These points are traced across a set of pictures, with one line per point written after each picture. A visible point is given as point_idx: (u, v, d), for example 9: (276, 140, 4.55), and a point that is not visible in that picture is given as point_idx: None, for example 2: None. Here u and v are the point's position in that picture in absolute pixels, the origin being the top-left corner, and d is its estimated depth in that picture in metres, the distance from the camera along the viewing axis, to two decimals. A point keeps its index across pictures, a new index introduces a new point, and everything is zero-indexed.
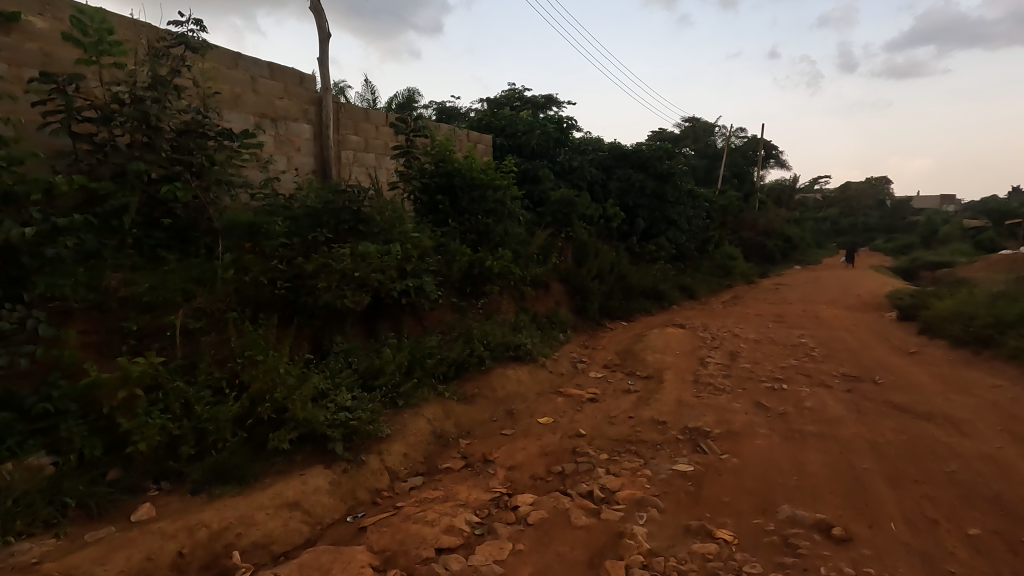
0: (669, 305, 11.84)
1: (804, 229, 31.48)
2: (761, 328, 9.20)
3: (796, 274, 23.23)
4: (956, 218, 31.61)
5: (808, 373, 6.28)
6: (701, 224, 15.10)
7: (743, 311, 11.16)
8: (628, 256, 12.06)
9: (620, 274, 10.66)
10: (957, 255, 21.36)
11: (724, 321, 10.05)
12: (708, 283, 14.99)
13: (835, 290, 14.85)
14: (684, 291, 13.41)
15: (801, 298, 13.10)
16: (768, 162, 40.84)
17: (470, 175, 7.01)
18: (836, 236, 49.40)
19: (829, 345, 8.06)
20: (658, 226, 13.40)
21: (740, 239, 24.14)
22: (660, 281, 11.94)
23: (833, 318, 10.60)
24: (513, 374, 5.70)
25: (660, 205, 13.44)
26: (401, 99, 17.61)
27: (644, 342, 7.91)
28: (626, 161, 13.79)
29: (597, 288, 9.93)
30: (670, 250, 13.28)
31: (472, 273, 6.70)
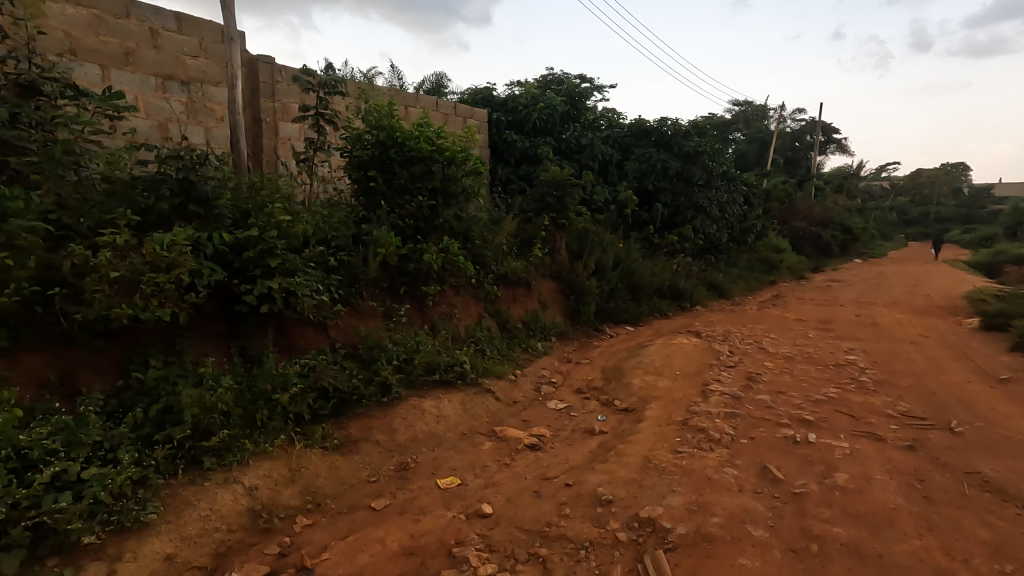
0: (691, 307, 10.11)
1: (867, 219, 28.39)
2: (799, 339, 7.38)
3: (856, 269, 20.62)
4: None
5: (851, 411, 4.54)
6: (738, 211, 13.12)
7: (780, 315, 9.30)
8: (644, 249, 10.38)
9: (629, 270, 9.05)
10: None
11: (754, 328, 8.28)
12: (745, 280, 13.03)
13: (902, 289, 12.57)
14: (714, 290, 11.57)
15: (857, 300, 11.00)
16: (828, 146, 37.42)
17: (410, 146, 5.58)
18: (906, 227, 45.05)
19: (886, 365, 6.20)
20: (683, 214, 11.60)
21: (791, 230, 21.71)
22: (681, 277, 10.20)
23: (896, 325, 8.59)
24: (432, 406, 4.27)
25: (686, 189, 11.62)
26: (429, 84, 16.21)
27: (640, 356, 6.30)
28: (648, 139, 12.05)
29: (596, 286, 8.36)
30: (697, 241, 11.47)
31: (406, 270, 5.34)
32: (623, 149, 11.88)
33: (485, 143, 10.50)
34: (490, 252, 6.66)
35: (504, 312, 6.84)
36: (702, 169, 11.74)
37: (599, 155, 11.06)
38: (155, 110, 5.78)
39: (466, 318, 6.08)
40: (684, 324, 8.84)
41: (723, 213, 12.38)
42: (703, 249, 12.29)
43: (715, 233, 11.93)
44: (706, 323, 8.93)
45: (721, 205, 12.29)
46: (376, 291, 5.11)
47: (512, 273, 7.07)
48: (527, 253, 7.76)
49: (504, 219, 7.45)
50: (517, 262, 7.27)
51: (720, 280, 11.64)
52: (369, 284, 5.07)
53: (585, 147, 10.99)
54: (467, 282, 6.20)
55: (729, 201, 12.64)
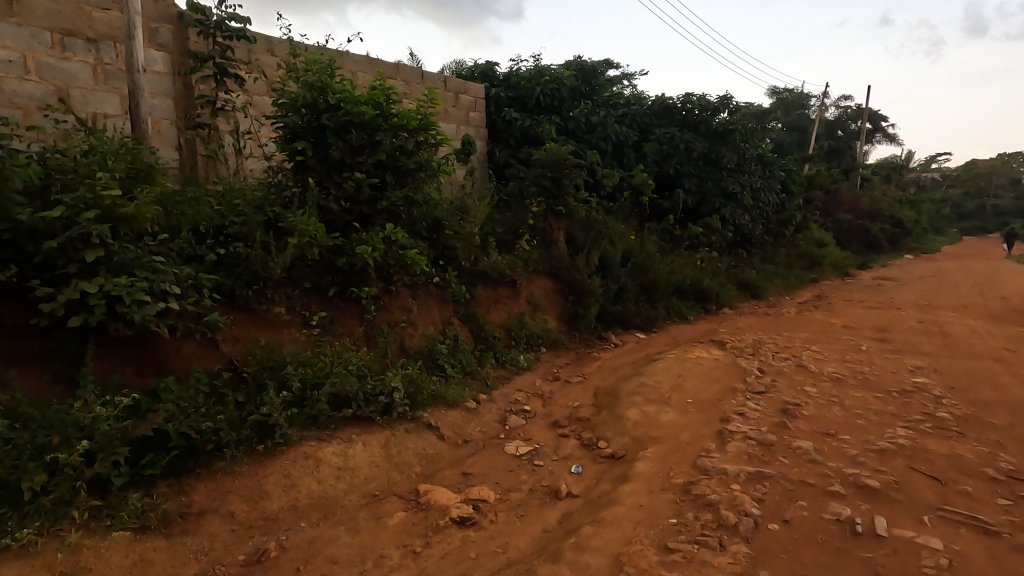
0: (718, 310, 8.72)
1: (920, 212, 26.09)
2: (849, 353, 5.97)
3: (909, 266, 18.63)
4: None
5: (932, 470, 3.21)
6: (775, 200, 11.57)
7: (825, 320, 7.85)
8: (662, 242, 9.02)
9: (642, 266, 7.72)
10: None
11: (791, 336, 6.88)
12: (782, 279, 11.49)
13: (970, 290, 10.83)
14: (745, 290, 10.11)
15: (916, 302, 9.42)
16: (875, 135, 34.86)
17: (347, 110, 4.46)
18: (961, 221, 41.83)
19: (969, 393, 4.78)
20: (710, 201, 10.17)
21: (834, 223, 19.88)
22: (707, 275, 8.80)
23: (971, 335, 7.06)
24: (334, 454, 3.13)
25: (713, 173, 10.21)
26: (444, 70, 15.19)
27: (644, 375, 5.02)
28: (670, 116, 10.62)
29: (600, 285, 7.09)
30: (726, 233, 10.03)
31: (337, 267, 4.20)
32: (642, 128, 10.49)
33: (482, 122, 9.29)
34: (459, 245, 5.50)
35: (480, 318, 5.65)
36: (732, 150, 10.28)
37: (614, 134, 9.71)
38: (49, 71, 4.59)
39: (424, 325, 4.92)
40: (707, 330, 7.48)
41: (758, 201, 10.88)
42: (733, 242, 10.82)
43: (747, 224, 10.45)
44: (735, 329, 7.55)
45: (756, 191, 10.78)
46: (294, 291, 4.00)
47: (492, 269, 5.88)
48: (516, 245, 6.54)
49: (476, 210, 6.34)
50: (500, 256, 6.07)
51: (753, 278, 10.17)
52: (283, 282, 3.96)
53: (596, 124, 9.66)
54: (426, 280, 5.04)
55: (765, 189, 11.12)
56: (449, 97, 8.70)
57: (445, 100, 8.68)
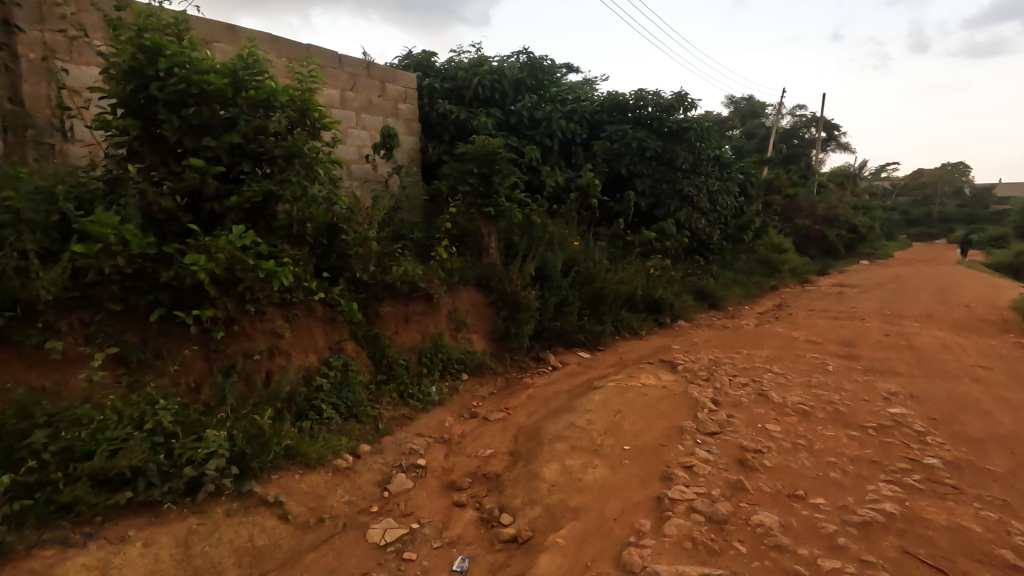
0: (673, 322, 7.99)
1: (874, 218, 26.35)
2: (816, 376, 5.26)
3: (866, 272, 18.48)
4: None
5: (930, 556, 2.43)
6: (733, 203, 10.97)
7: (787, 333, 7.20)
8: (612, 249, 8.24)
9: (588, 274, 6.90)
10: None
11: (751, 354, 6.16)
12: (741, 287, 10.89)
13: (932, 298, 10.43)
14: (702, 299, 9.44)
15: (880, 312, 8.88)
16: (830, 143, 35.41)
17: (184, 78, 3.42)
18: (910, 227, 43.00)
19: (956, 426, 4.07)
20: (665, 204, 9.47)
21: (792, 229, 19.65)
22: (661, 285, 8.06)
23: (942, 349, 6.48)
24: (88, 568, 2.18)
25: (667, 174, 9.52)
26: None
27: (576, 410, 4.15)
28: (622, 112, 9.87)
29: (537, 297, 6.22)
30: (682, 239, 9.33)
31: (162, 283, 3.17)
32: (592, 125, 9.71)
33: (414, 114, 8.35)
34: (355, 252, 4.54)
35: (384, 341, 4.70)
36: (688, 150, 9.61)
37: (560, 130, 8.90)
38: None
39: (301, 355, 3.94)
40: (660, 347, 6.71)
41: (716, 205, 10.25)
42: (690, 248, 10.16)
43: (704, 229, 9.79)
44: (690, 345, 6.81)
45: (714, 194, 10.15)
46: (97, 316, 2.99)
47: (403, 281, 4.93)
48: (437, 252, 5.61)
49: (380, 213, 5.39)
50: (413, 266, 5.13)
51: (711, 287, 9.50)
52: (78, 305, 2.95)
53: (540, 119, 8.82)
54: (306, 297, 4.06)
55: (722, 191, 10.50)
56: (372, 85, 7.74)
57: (368, 88, 7.72)
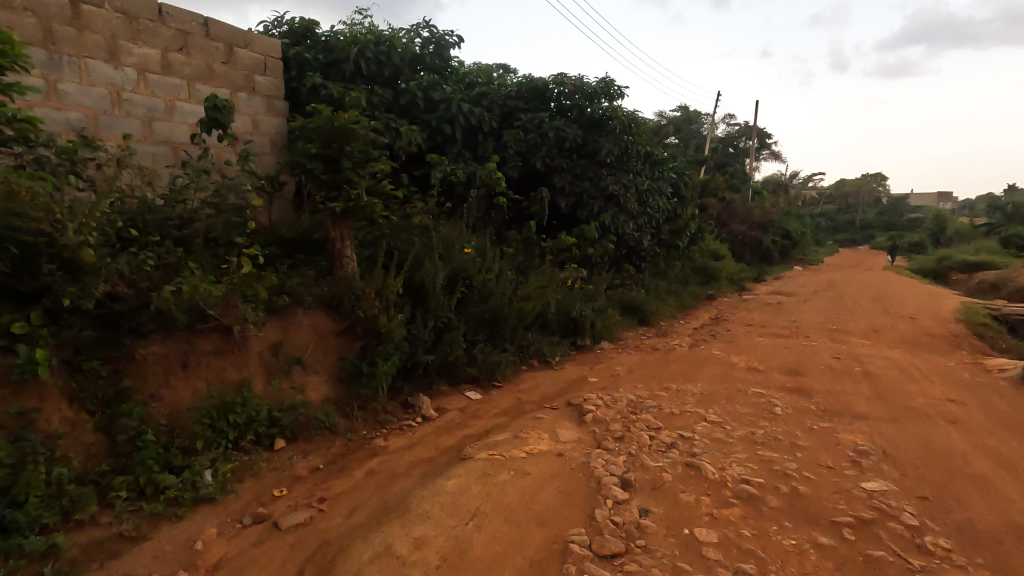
0: (594, 345, 6.72)
1: (805, 225, 26.58)
2: (761, 424, 4.04)
3: (801, 278, 18.13)
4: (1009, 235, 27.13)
5: None
6: (665, 205, 9.88)
7: (724, 357, 6.06)
8: (522, 256, 6.89)
9: (484, 290, 5.49)
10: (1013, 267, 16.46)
11: (681, 389, 4.92)
12: (674, 299, 9.81)
13: (875, 308, 9.70)
14: (630, 314, 8.26)
15: (824, 327, 7.95)
16: (762, 151, 35.95)
17: None
18: (837, 234, 44.50)
19: (955, 513, 2.88)
20: (588, 204, 8.21)
21: (729, 235, 19.13)
22: (579, 299, 6.78)
23: (901, 375, 5.47)
24: None
25: (590, 170, 8.27)
26: None
27: (410, 512, 2.69)
28: (539, 99, 8.56)
29: (408, 321, 4.74)
30: (608, 246, 8.12)
31: None
32: (505, 112, 8.33)
33: (276, 89, 6.69)
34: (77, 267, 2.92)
35: (136, 401, 3.09)
36: (614, 143, 8.38)
37: (463, 115, 7.48)
38: None
39: None
40: (573, 380, 5.38)
41: (646, 207, 9.11)
42: (618, 256, 8.98)
43: (633, 234, 8.63)
44: (609, 376, 5.52)
45: (644, 194, 8.99)
46: None
47: (179, 308, 3.35)
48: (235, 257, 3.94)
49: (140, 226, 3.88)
50: (204, 282, 3.51)
51: (639, 300, 8.34)
52: None
53: (438, 101, 7.34)
54: None
55: (653, 192, 9.36)
56: (212, 48, 6.02)
57: (206, 51, 5.99)
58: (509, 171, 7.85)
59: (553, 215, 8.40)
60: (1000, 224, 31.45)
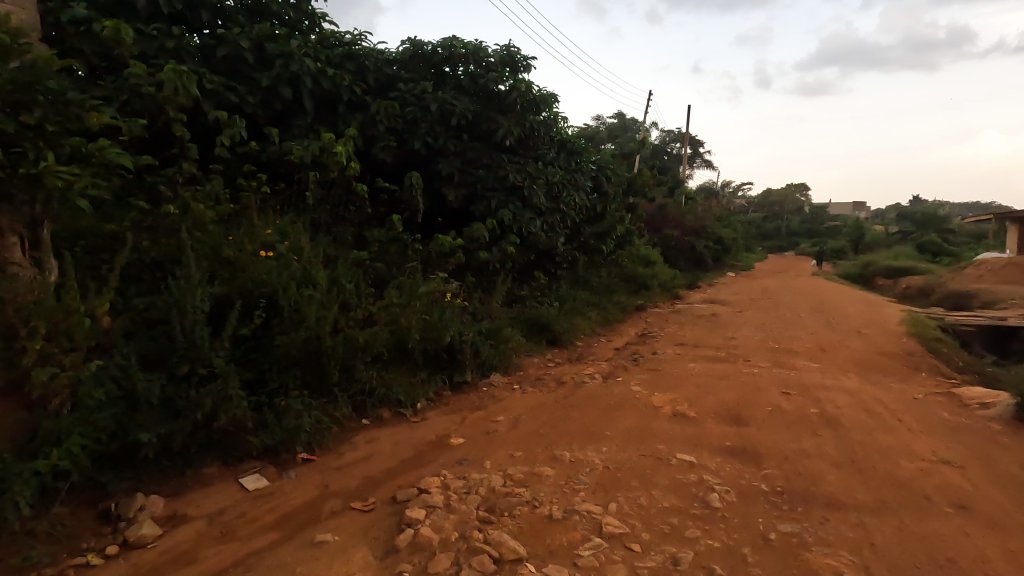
0: (479, 381, 5.09)
1: (736, 232, 26.30)
2: (688, 535, 2.50)
3: (736, 285, 17.32)
4: (931, 248, 28.07)
5: None
6: (584, 202, 8.42)
7: (645, 397, 4.54)
8: (384, 263, 5.16)
9: (295, 315, 3.70)
10: (938, 276, 16.33)
11: (578, 458, 3.33)
12: (594, 315, 8.38)
13: (818, 320, 8.61)
14: (536, 335, 6.71)
15: (765, 346, 6.66)
16: (695, 158, 35.92)
17: None
18: (766, 240, 45.41)
19: None
20: (484, 199, 6.60)
21: (662, 239, 18.13)
22: (459, 321, 5.13)
23: (870, 420, 4.14)
24: None
25: (487, 156, 6.66)
26: None
27: None
28: (424, 67, 6.87)
29: (139, 369, 2.92)
30: (507, 250, 6.52)
31: None
32: (380, 81, 6.59)
33: None
34: None
35: None
36: (516, 123, 6.83)
37: (315, 78, 5.68)
38: None
39: None
40: (426, 444, 3.71)
41: (560, 204, 7.61)
42: (524, 261, 7.43)
43: (542, 235, 7.09)
44: (481, 433, 3.88)
45: (557, 189, 7.48)
46: None
47: None
48: None
49: None
50: None
51: (546, 317, 6.81)
52: None
53: (274, 56, 5.47)
54: None
55: (568, 186, 7.88)
56: None
57: None
58: (381, 154, 6.11)
59: (442, 211, 6.72)
60: (916, 231, 32.62)
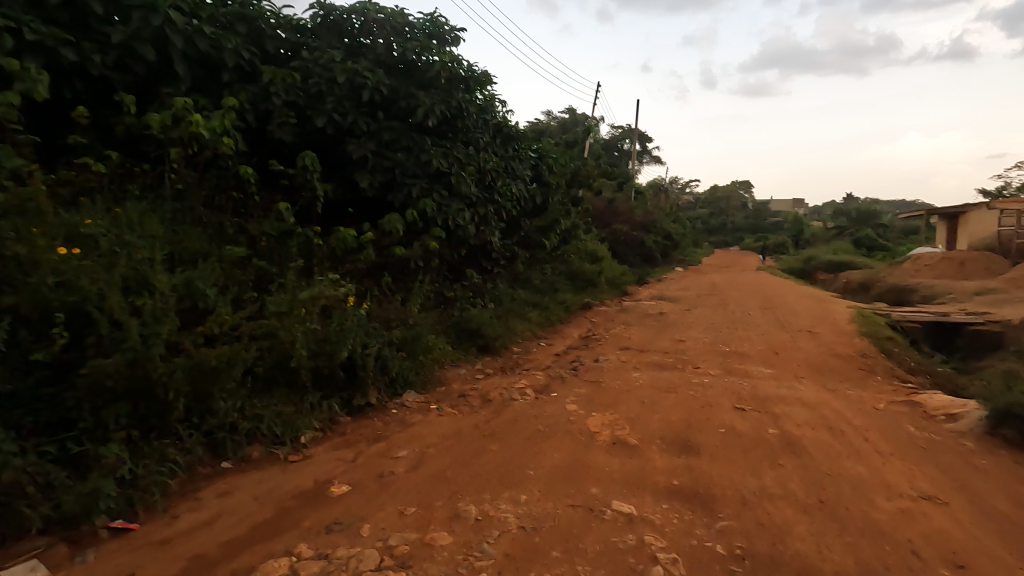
0: (388, 403, 4.29)
1: (684, 227, 26.34)
2: None
3: (683, 281, 17.10)
4: (866, 244, 29.12)
5: None
6: (522, 192, 7.69)
7: (581, 420, 3.85)
8: (271, 262, 4.26)
9: (118, 334, 2.77)
10: (877, 270, 16.59)
11: (487, 514, 2.58)
12: (532, 316, 7.70)
13: (767, 318, 8.22)
14: (465, 342, 5.95)
15: (715, 350, 6.14)
16: (644, 154, 36.02)
17: None
18: (712, 235, 46.27)
19: None
20: (404, 187, 5.76)
21: (610, 234, 17.70)
22: (363, 331, 4.30)
23: (833, 442, 3.59)
24: None
25: (407, 138, 5.81)
26: None
27: None
28: (333, 33, 5.92)
29: None
30: (431, 245, 5.72)
31: None
32: (279, 47, 5.60)
33: None
34: None
35: None
36: (441, 101, 6.00)
37: (188, 37, 4.66)
38: None
39: None
40: (296, 497, 2.88)
41: (494, 195, 6.84)
42: (453, 259, 6.64)
43: (473, 230, 6.32)
44: (372, 478, 3.09)
45: (490, 177, 6.72)
46: None
47: None
48: None
49: None
50: None
51: (476, 321, 6.06)
52: None
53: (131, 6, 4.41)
54: None
55: (504, 175, 7.12)
56: None
57: None
58: (277, 132, 5.16)
59: (356, 201, 5.84)
60: (852, 227, 33.80)
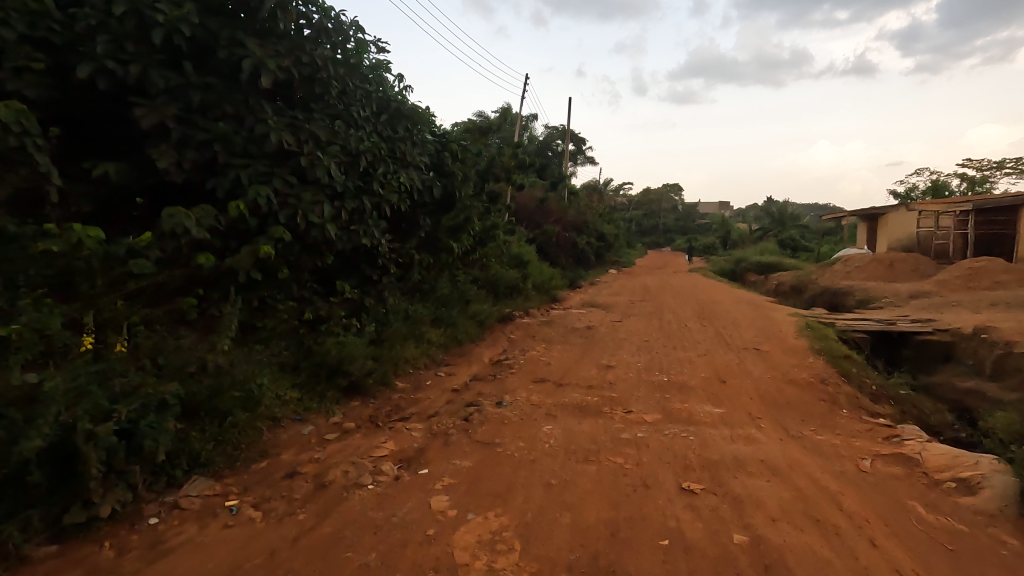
0: (144, 506, 2.68)
1: (616, 226, 25.69)
2: None
3: (616, 284, 16.13)
4: (790, 245, 29.71)
5: None
6: (418, 184, 6.17)
7: (446, 533, 2.42)
8: None
9: None
10: (807, 272, 16.30)
11: None
12: (429, 338, 6.23)
13: (707, 331, 7.13)
14: (322, 383, 4.38)
15: (651, 382, 4.87)
16: (577, 153, 35.33)
17: None
18: (645, 235, 46.48)
19: None
20: (231, 171, 4.09)
21: (539, 235, 16.45)
22: (101, 394, 2.64)
23: (832, 556, 2.33)
24: None
25: (234, 102, 4.13)
26: None
27: None
28: None
29: None
30: (265, 252, 4.11)
31: None
32: None
33: None
34: None
35: None
36: (286, 54, 4.35)
37: None
38: None
39: None
40: None
41: (372, 185, 5.28)
42: (315, 268, 5.02)
43: (337, 230, 4.74)
44: None
45: (366, 162, 5.16)
46: None
47: None
48: None
49: None
50: None
51: (337, 354, 4.49)
52: None
53: None
54: None
55: (388, 160, 5.57)
56: None
57: None
58: (8, 82, 3.28)
59: (158, 190, 4.09)
60: (776, 228, 34.60)
